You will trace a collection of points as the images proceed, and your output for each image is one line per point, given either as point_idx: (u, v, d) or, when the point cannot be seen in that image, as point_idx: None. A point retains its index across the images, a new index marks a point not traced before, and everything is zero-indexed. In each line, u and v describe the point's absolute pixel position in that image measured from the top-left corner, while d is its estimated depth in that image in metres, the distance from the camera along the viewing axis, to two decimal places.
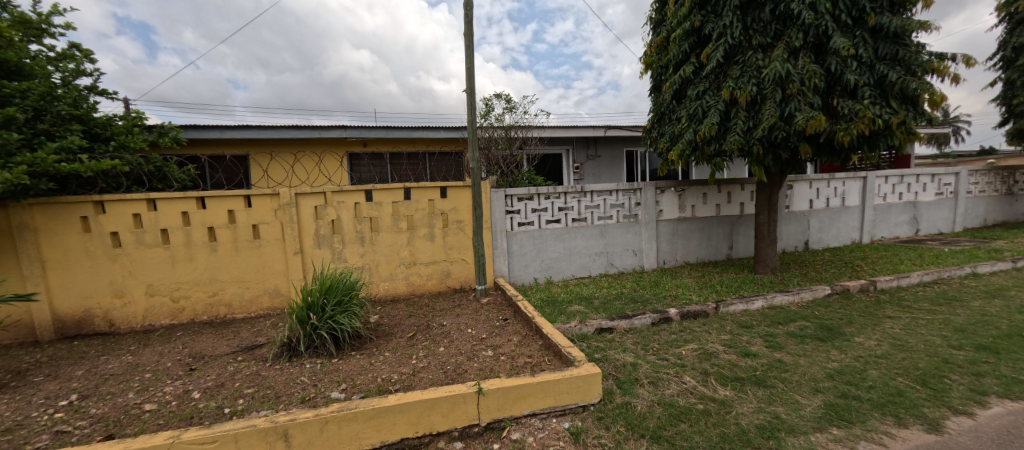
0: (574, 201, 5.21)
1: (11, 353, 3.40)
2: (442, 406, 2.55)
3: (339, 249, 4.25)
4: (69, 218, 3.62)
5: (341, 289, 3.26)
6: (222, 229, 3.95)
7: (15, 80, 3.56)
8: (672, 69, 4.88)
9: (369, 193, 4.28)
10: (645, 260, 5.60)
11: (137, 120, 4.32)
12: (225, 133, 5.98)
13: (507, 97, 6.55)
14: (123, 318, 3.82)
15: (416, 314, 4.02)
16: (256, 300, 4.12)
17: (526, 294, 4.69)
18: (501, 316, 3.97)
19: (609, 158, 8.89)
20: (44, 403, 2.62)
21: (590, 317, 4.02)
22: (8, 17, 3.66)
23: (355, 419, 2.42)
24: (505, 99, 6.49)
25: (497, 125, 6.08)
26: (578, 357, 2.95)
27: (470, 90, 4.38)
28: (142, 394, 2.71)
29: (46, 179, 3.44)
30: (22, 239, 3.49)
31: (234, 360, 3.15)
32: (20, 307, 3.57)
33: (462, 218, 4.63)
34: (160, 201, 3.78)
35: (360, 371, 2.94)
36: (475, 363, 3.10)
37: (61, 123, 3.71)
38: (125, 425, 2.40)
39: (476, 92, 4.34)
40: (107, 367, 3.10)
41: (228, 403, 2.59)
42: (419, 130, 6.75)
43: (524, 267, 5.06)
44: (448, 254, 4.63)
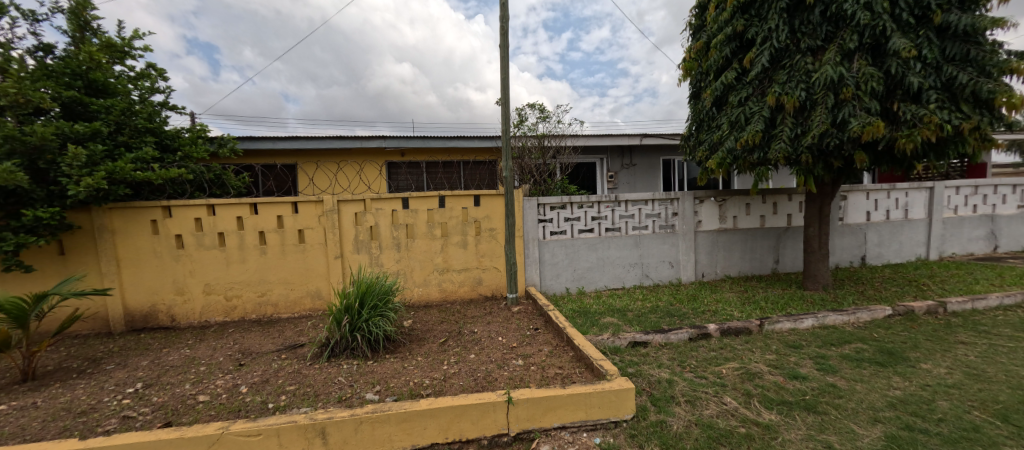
0: (608, 210, 5.12)
1: (89, 342, 3.77)
2: (471, 413, 2.60)
3: (376, 254, 4.41)
4: (142, 221, 3.98)
5: (378, 293, 3.35)
6: (271, 233, 4.21)
7: (101, 98, 3.94)
8: (712, 76, 4.71)
9: (406, 201, 4.42)
10: (682, 272, 5.40)
11: (202, 132, 4.62)
12: (276, 144, 6.38)
13: (540, 106, 6.53)
14: (182, 313, 4.14)
15: (448, 320, 4.08)
16: (300, 301, 4.34)
17: (558, 304, 4.62)
18: (532, 326, 3.95)
19: (645, 167, 8.70)
20: (114, 389, 2.88)
21: (624, 330, 3.92)
22: (99, 42, 4.03)
23: (388, 421, 2.51)
24: (539, 108, 6.49)
25: (531, 134, 6.09)
26: (610, 371, 2.90)
27: (505, 99, 4.42)
28: (197, 385, 2.92)
29: (123, 186, 3.79)
30: (102, 240, 3.88)
31: (279, 357, 3.33)
32: (98, 301, 3.96)
33: (494, 226, 4.65)
34: (218, 206, 4.09)
35: (394, 374, 3.03)
36: (505, 371, 3.11)
37: (138, 135, 4.05)
38: (182, 413, 2.59)
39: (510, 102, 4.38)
40: (168, 359, 3.36)
41: (272, 398, 2.74)
42: (456, 139, 6.92)
43: (555, 276, 5.01)
44: (479, 262, 4.67)
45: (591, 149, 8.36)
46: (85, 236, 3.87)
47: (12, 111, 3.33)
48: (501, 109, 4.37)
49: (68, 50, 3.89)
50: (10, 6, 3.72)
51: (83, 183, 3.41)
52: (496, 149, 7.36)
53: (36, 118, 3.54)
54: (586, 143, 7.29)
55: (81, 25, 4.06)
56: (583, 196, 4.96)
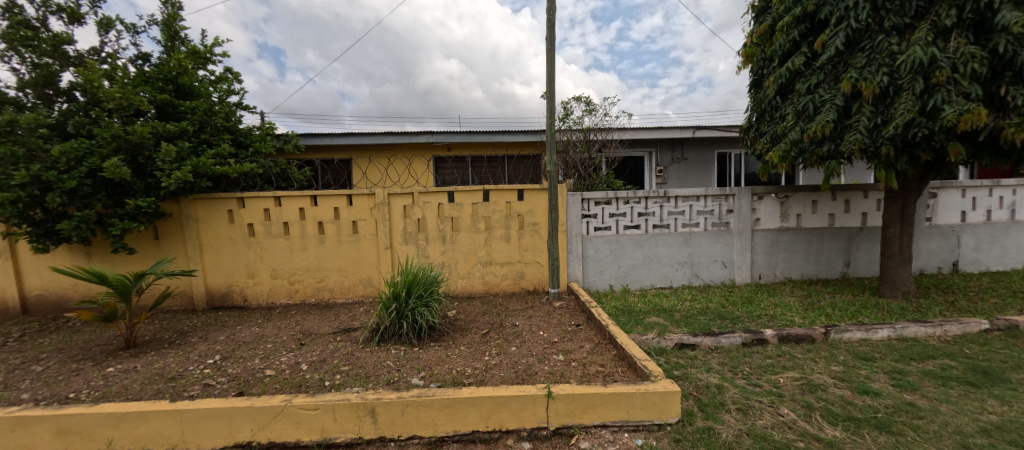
0: (656, 206, 4.91)
1: (177, 317, 4.27)
2: (511, 404, 2.64)
3: (422, 246, 4.58)
4: (219, 211, 4.42)
5: (424, 283, 3.48)
6: (329, 224, 4.51)
7: (187, 100, 4.40)
8: (776, 61, 4.34)
9: (452, 194, 4.53)
10: (737, 273, 5.08)
11: (270, 129, 5.02)
12: (334, 140, 6.78)
13: (586, 99, 6.38)
14: (253, 295, 4.56)
15: (491, 312, 4.15)
16: (353, 288, 4.61)
17: (601, 301, 4.54)
18: (573, 322, 3.92)
19: (698, 160, 8.24)
20: (196, 359, 3.24)
21: (670, 331, 3.77)
22: (186, 50, 4.49)
23: (432, 406, 2.61)
24: (585, 101, 6.34)
25: (576, 127, 6.02)
26: (655, 372, 2.82)
27: (551, 92, 4.37)
28: (265, 360, 3.22)
29: (205, 179, 4.23)
30: (188, 227, 4.36)
31: (335, 339, 3.58)
32: (185, 281, 4.47)
33: (538, 221, 4.64)
34: (284, 198, 4.44)
35: (438, 361, 3.14)
36: (545, 366, 3.12)
37: (218, 133, 4.49)
38: (252, 385, 2.87)
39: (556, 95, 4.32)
40: (241, 335, 3.73)
41: (328, 377, 2.96)
42: (500, 134, 6.97)
43: (599, 273, 4.91)
44: (522, 256, 4.69)
45: (639, 142, 8.05)
46: (175, 223, 4.37)
47: (118, 113, 3.80)
48: (547, 102, 4.33)
49: (160, 58, 4.36)
50: (115, 21, 4.23)
51: (173, 177, 3.85)
52: (540, 144, 7.32)
53: (137, 119, 4.03)
54: (634, 136, 7.03)
55: (172, 35, 4.55)
56: (630, 192, 4.80)
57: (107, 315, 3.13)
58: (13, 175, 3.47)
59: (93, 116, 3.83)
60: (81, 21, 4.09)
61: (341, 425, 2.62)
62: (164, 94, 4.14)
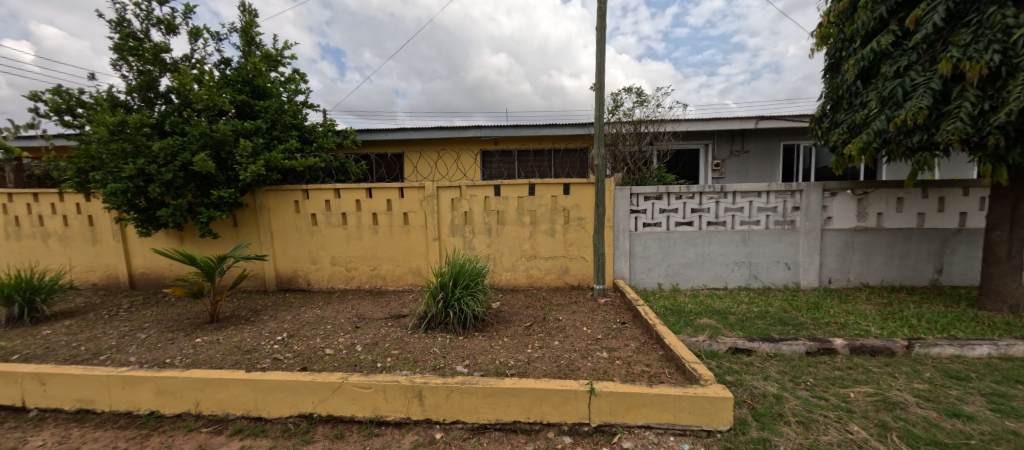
0: (711, 202, 4.62)
1: (251, 297, 4.73)
2: (553, 398, 2.65)
3: (469, 238, 4.68)
4: (287, 201, 4.80)
5: (470, 274, 3.58)
6: (382, 215, 4.74)
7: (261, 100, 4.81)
8: (858, 42, 3.89)
9: (498, 188, 4.58)
10: (802, 276, 4.67)
11: (331, 126, 5.36)
12: (387, 135, 7.06)
13: (637, 89, 6.10)
14: (315, 279, 4.93)
15: (534, 306, 4.17)
16: (403, 276, 4.83)
17: (648, 299, 4.38)
18: (619, 319, 3.83)
19: (760, 153, 7.62)
20: (267, 336, 3.58)
21: (724, 334, 3.57)
22: (261, 54, 4.91)
23: (475, 393, 2.69)
24: (635, 92, 6.06)
25: (626, 120, 5.76)
26: (705, 376, 2.69)
27: (601, 83, 4.25)
28: (326, 340, 3.48)
29: (276, 172, 4.62)
30: (261, 216, 4.79)
31: (386, 324, 3.78)
32: (258, 264, 4.93)
33: (584, 215, 4.55)
34: (342, 190, 4.73)
35: (482, 351, 3.22)
36: (589, 362, 3.08)
37: (286, 130, 4.87)
38: (314, 361, 3.13)
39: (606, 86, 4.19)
40: (305, 316, 4.06)
41: (380, 359, 3.14)
42: (547, 128, 6.90)
43: (647, 270, 4.73)
44: (567, 251, 4.63)
45: (694, 134, 7.57)
46: (250, 212, 4.82)
47: (205, 113, 4.25)
48: (596, 94, 4.21)
49: (239, 62, 4.80)
50: (203, 30, 4.70)
51: (249, 170, 4.24)
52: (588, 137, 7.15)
53: (219, 117, 4.47)
54: (689, 128, 6.64)
55: (249, 41, 4.98)
56: (683, 186, 4.56)
57: (196, 292, 3.55)
58: (123, 168, 4.01)
59: (185, 116, 4.32)
60: (175, 31, 4.60)
61: (391, 405, 2.78)
62: (242, 95, 4.56)
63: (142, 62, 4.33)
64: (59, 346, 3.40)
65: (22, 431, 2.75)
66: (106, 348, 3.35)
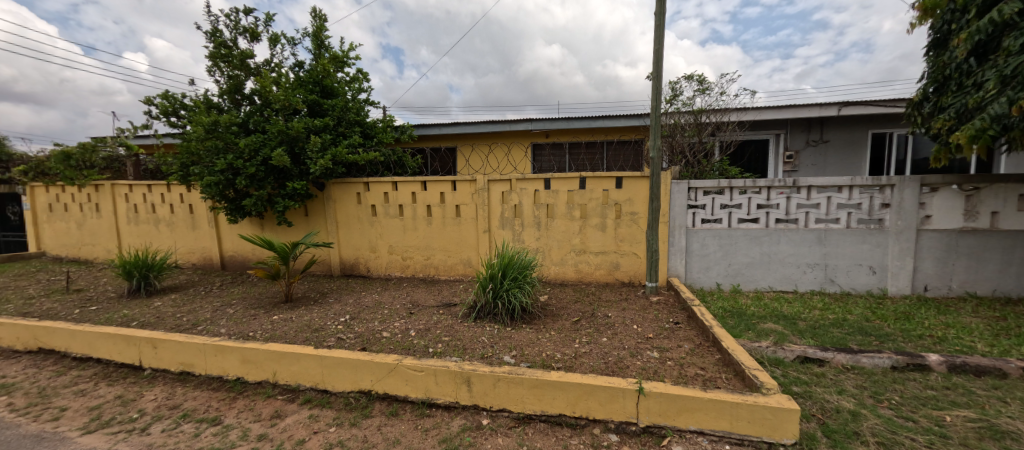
0: (780, 197, 4.24)
1: (319, 280, 5.15)
2: (599, 394, 2.62)
3: (518, 231, 4.71)
4: (350, 193, 5.14)
5: (518, 266, 3.62)
6: (436, 207, 4.91)
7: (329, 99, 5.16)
8: (972, 13, 3.33)
9: (548, 181, 4.55)
10: (890, 282, 4.15)
11: (390, 121, 5.62)
12: (441, 129, 7.20)
13: (699, 77, 5.68)
14: (374, 267, 5.25)
15: (583, 301, 4.12)
16: (455, 267, 4.98)
17: (705, 300, 4.13)
18: (672, 319, 3.67)
19: (841, 144, 6.84)
20: (332, 317, 3.89)
21: (791, 341, 3.29)
22: (330, 56, 5.25)
23: (521, 384, 2.74)
24: (697, 80, 5.64)
25: (685, 109, 5.32)
26: (767, 385, 2.52)
27: (658, 72, 4.04)
28: (383, 324, 3.72)
29: (341, 166, 4.95)
30: (328, 206, 5.18)
31: (438, 312, 3.95)
32: (325, 251, 5.34)
33: (637, 210, 4.39)
34: (399, 183, 4.96)
35: (529, 343, 3.26)
36: (638, 361, 3.00)
37: (351, 127, 5.19)
38: (373, 343, 3.36)
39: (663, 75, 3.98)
40: (365, 300, 4.35)
41: (432, 344, 3.29)
42: (600, 120, 6.68)
43: (705, 270, 4.45)
44: (618, 246, 4.50)
45: (764, 122, 6.93)
46: (319, 202, 5.23)
47: (281, 112, 4.66)
48: (652, 84, 4.01)
49: (310, 64, 5.18)
50: (281, 36, 5.13)
51: (318, 164, 4.60)
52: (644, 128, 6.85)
53: (294, 116, 4.88)
54: (758, 118, 6.09)
55: (319, 44, 5.36)
56: (748, 181, 4.22)
57: (274, 274, 3.95)
58: (216, 163, 4.54)
59: (266, 115, 4.77)
60: (258, 39, 5.07)
61: (441, 388, 2.91)
62: (313, 95, 4.93)
63: (231, 67, 4.84)
64: (167, 316, 3.96)
65: (139, 385, 3.27)
66: (203, 320, 3.85)
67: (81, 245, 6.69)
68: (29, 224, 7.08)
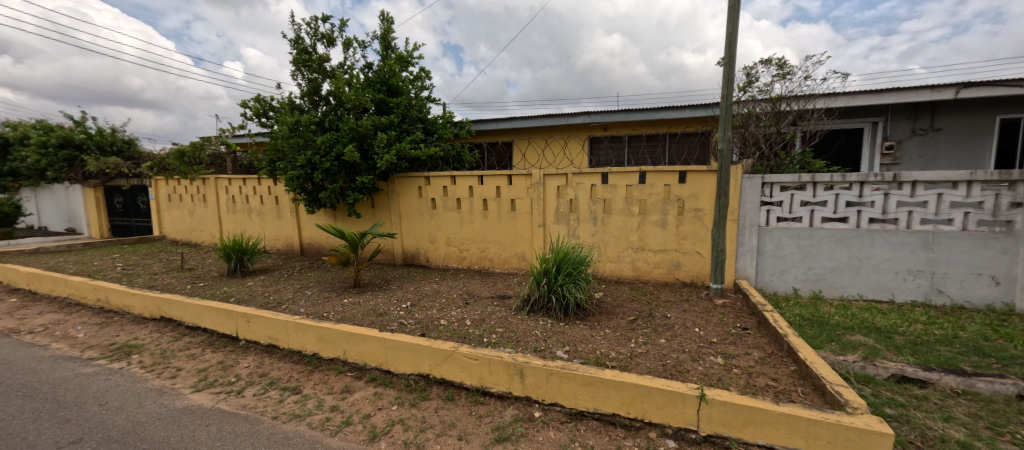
0: (876, 194, 3.75)
1: (383, 269, 5.47)
2: (657, 397, 2.53)
3: (574, 226, 4.65)
4: (412, 187, 5.38)
5: (573, 261, 3.59)
6: (491, 201, 4.98)
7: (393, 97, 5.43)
8: None
9: (606, 176, 4.42)
10: (1017, 295, 3.52)
11: (450, 117, 5.79)
12: (498, 124, 7.23)
13: (779, 61, 5.19)
14: (433, 257, 5.46)
15: (640, 300, 3.97)
16: (509, 260, 5.02)
17: (779, 305, 3.78)
18: (739, 324, 3.41)
19: (959, 132, 5.87)
20: (395, 303, 4.15)
21: (883, 356, 2.91)
22: (396, 56, 5.53)
23: (574, 379, 2.72)
24: (777, 64, 5.15)
25: (762, 96, 4.84)
26: (853, 403, 2.27)
27: (730, 57, 3.74)
28: (441, 312, 3.89)
29: (403, 161, 5.21)
30: (392, 198, 5.48)
31: (493, 303, 4.04)
32: (390, 241, 5.67)
33: (702, 207, 4.11)
34: (458, 177, 5.10)
35: (583, 339, 3.22)
36: (699, 366, 2.84)
37: (413, 123, 5.44)
38: (431, 329, 3.53)
39: (736, 60, 3.68)
40: (425, 289, 4.57)
41: (486, 335, 3.38)
42: (664, 111, 6.37)
43: (780, 273, 4.06)
44: (679, 245, 4.26)
45: (858, 109, 6.14)
46: (384, 195, 5.54)
47: (352, 111, 5.01)
48: (723, 70, 3.74)
49: (379, 65, 5.50)
50: (353, 40, 5.50)
51: (383, 160, 4.88)
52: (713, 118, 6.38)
53: (363, 114, 5.22)
54: (850, 104, 5.41)
55: (387, 46, 5.66)
56: (835, 175, 3.79)
57: (344, 261, 4.29)
58: (298, 159, 5.00)
59: (338, 114, 5.15)
60: (333, 44, 5.48)
61: (494, 378, 2.99)
62: (379, 94, 5.24)
63: (310, 71, 5.28)
64: (257, 295, 4.48)
65: (235, 354, 3.75)
66: (285, 300, 4.30)
67: (192, 230, 7.76)
68: (154, 212, 8.35)
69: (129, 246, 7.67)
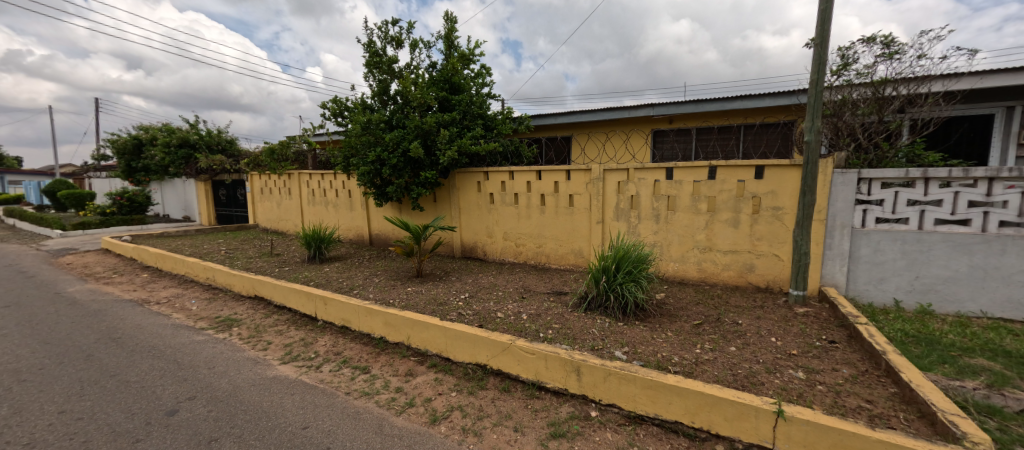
0: (1009, 192, 3.16)
1: (444, 261, 5.68)
2: (725, 408, 2.37)
3: (634, 223, 4.46)
4: (472, 181, 5.51)
5: (633, 259, 3.47)
6: (549, 196, 4.94)
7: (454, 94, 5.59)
8: None
9: (670, 171, 4.18)
10: None
11: (508, 113, 5.83)
12: (557, 119, 7.12)
13: (885, 38, 4.48)
14: (490, 251, 5.56)
15: (706, 303, 3.72)
16: (565, 256, 4.94)
17: (875, 318, 3.32)
18: (826, 336, 3.06)
19: None
20: (454, 293, 4.31)
21: (1014, 385, 2.44)
22: (459, 55, 5.67)
23: (634, 382, 2.63)
24: (881, 42, 4.47)
25: (860, 80, 4.26)
26: (972, 436, 1.93)
27: (821, 37, 3.33)
28: (498, 305, 3.96)
29: (464, 156, 5.35)
30: (453, 193, 5.66)
31: (549, 298, 4.03)
32: (451, 234, 5.87)
33: (782, 205, 3.73)
34: (516, 172, 5.13)
35: (643, 341, 3.09)
36: (776, 378, 2.59)
37: (473, 119, 5.56)
38: (488, 321, 3.62)
39: (827, 41, 3.26)
40: (482, 281, 4.68)
41: (542, 330, 3.38)
42: (738, 100, 5.87)
43: (878, 281, 3.56)
44: (753, 246, 3.91)
45: (990, 93, 5.29)
46: (446, 190, 5.74)
47: (417, 109, 5.24)
48: (813, 52, 3.34)
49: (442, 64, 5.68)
50: (419, 41, 5.74)
51: (445, 155, 5.05)
52: (798, 107, 5.74)
53: (427, 112, 5.44)
54: (973, 87, 4.68)
55: (450, 45, 5.82)
56: (955, 170, 3.24)
57: (408, 252, 4.53)
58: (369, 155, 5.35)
59: (404, 113, 5.41)
60: (401, 46, 5.76)
61: (551, 374, 2.99)
62: (442, 92, 5.42)
63: (381, 73, 5.61)
64: (333, 280, 4.90)
65: (314, 332, 4.14)
66: (357, 286, 4.66)
67: (280, 220, 8.67)
68: (249, 203, 9.45)
69: (230, 233, 8.79)
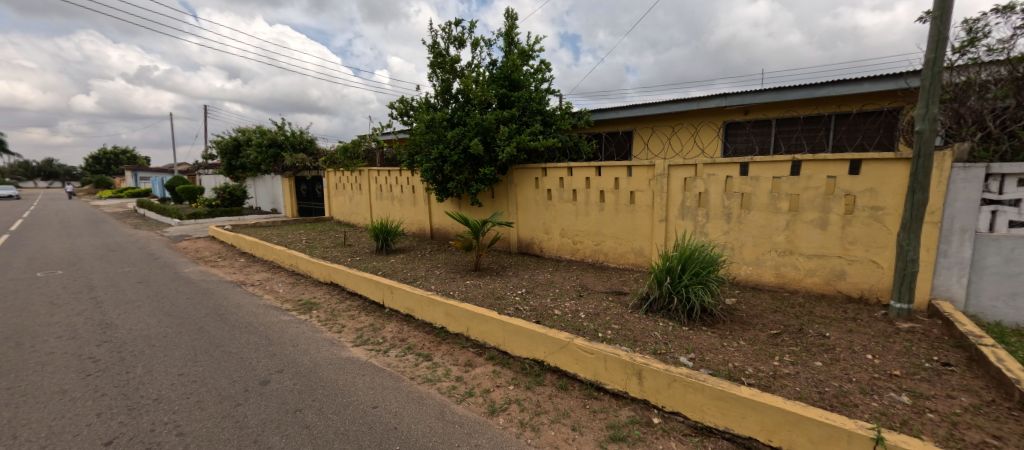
0: None
1: (501, 256, 5.74)
2: (811, 429, 2.13)
3: (702, 222, 4.16)
4: (529, 178, 5.50)
5: (701, 261, 3.24)
6: (609, 193, 4.77)
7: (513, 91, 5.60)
8: None
9: (745, 166, 3.82)
10: None
11: (568, 108, 5.72)
12: (618, 113, 6.84)
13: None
14: (547, 248, 5.52)
15: (785, 312, 3.36)
16: (625, 255, 4.75)
17: (1006, 339, 2.77)
18: (939, 357, 2.61)
19: None
20: (511, 288, 4.34)
21: None
22: (519, 51, 5.65)
23: (701, 391, 2.46)
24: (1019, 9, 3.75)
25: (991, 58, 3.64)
26: None
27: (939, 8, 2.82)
28: (555, 301, 3.92)
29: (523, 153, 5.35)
30: (511, 189, 5.69)
31: (607, 298, 3.90)
32: (509, 229, 5.91)
33: (883, 205, 3.24)
34: (575, 168, 5.02)
35: (712, 348, 2.88)
36: (873, 401, 2.27)
37: (531, 116, 5.54)
38: (545, 318, 3.60)
39: (948, 11, 2.75)
40: (538, 278, 4.67)
41: (601, 330, 3.27)
42: (829, 86, 5.23)
43: (1009, 297, 2.97)
44: (844, 250, 3.45)
45: None
46: (504, 186, 5.78)
47: (478, 107, 5.33)
48: (930, 26, 2.83)
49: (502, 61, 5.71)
50: (480, 40, 5.82)
51: (504, 152, 5.09)
52: (907, 92, 4.97)
53: (487, 109, 5.51)
54: None
55: (510, 41, 5.82)
56: None
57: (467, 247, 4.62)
58: (431, 152, 5.55)
59: (466, 111, 5.53)
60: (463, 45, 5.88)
61: (610, 375, 2.90)
62: (502, 89, 5.46)
63: (444, 72, 5.79)
64: (398, 270, 5.19)
65: (382, 318, 4.42)
66: (419, 277, 4.89)
67: (352, 214, 9.35)
68: (327, 198, 10.30)
69: (311, 224, 9.67)
